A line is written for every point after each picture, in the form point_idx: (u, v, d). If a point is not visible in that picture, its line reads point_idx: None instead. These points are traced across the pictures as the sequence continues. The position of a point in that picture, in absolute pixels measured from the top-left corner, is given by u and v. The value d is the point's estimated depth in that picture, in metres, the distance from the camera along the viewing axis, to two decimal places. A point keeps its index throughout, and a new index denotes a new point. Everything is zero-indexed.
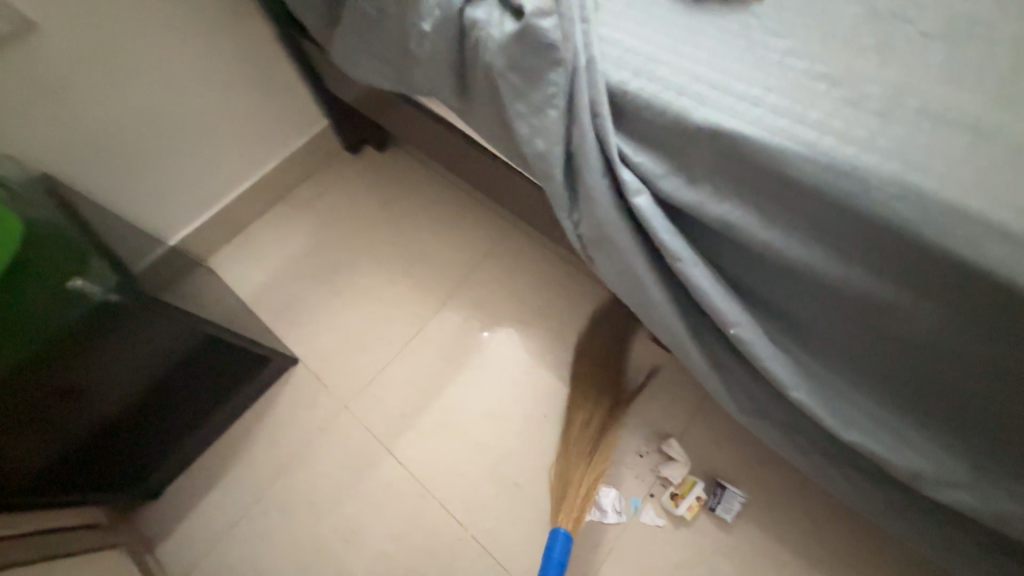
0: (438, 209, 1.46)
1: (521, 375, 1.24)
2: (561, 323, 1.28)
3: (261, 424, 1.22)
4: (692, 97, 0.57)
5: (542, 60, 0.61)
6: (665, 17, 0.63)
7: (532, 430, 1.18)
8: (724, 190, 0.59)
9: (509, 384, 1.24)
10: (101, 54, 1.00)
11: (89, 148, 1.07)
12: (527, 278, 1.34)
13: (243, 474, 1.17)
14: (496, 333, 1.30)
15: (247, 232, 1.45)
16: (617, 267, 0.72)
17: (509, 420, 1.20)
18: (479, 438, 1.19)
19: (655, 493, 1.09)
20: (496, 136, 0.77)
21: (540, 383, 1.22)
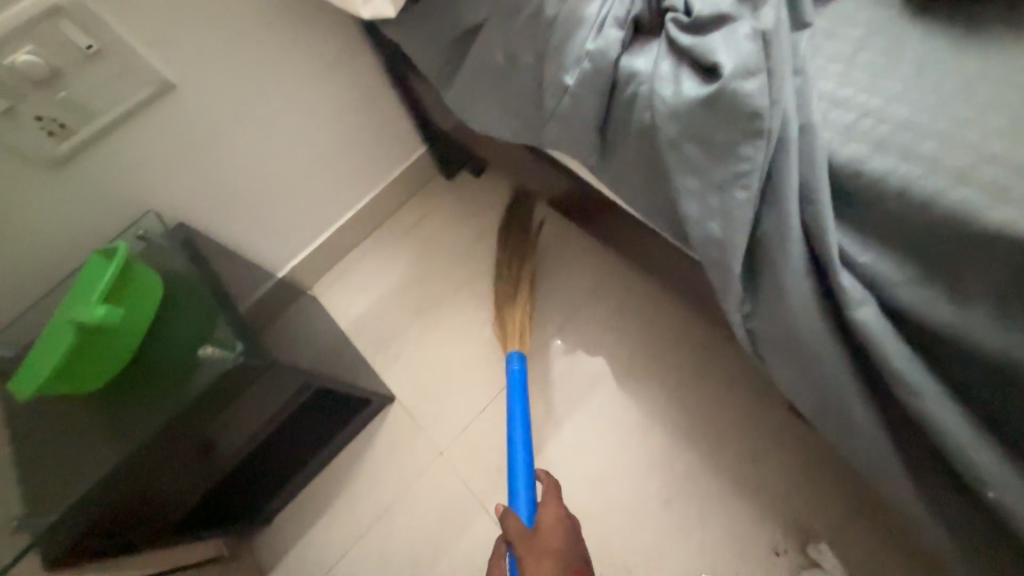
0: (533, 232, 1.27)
1: (628, 440, 1.01)
2: (683, 375, 1.03)
3: (359, 463, 1.20)
4: (985, 188, 0.39)
5: (736, 130, 0.47)
6: (924, 62, 0.44)
7: (643, 506, 0.96)
8: (1018, 319, 0.41)
9: (619, 442, 1.01)
10: (228, 105, 1.01)
11: (216, 194, 1.09)
12: (641, 320, 1.10)
13: (342, 515, 1.16)
14: (602, 387, 1.06)
15: (347, 260, 1.44)
16: (803, 376, 0.56)
17: (610, 499, 0.98)
18: (583, 504, 0.98)
19: None
20: (646, 203, 0.63)
21: (654, 448, 0.99)
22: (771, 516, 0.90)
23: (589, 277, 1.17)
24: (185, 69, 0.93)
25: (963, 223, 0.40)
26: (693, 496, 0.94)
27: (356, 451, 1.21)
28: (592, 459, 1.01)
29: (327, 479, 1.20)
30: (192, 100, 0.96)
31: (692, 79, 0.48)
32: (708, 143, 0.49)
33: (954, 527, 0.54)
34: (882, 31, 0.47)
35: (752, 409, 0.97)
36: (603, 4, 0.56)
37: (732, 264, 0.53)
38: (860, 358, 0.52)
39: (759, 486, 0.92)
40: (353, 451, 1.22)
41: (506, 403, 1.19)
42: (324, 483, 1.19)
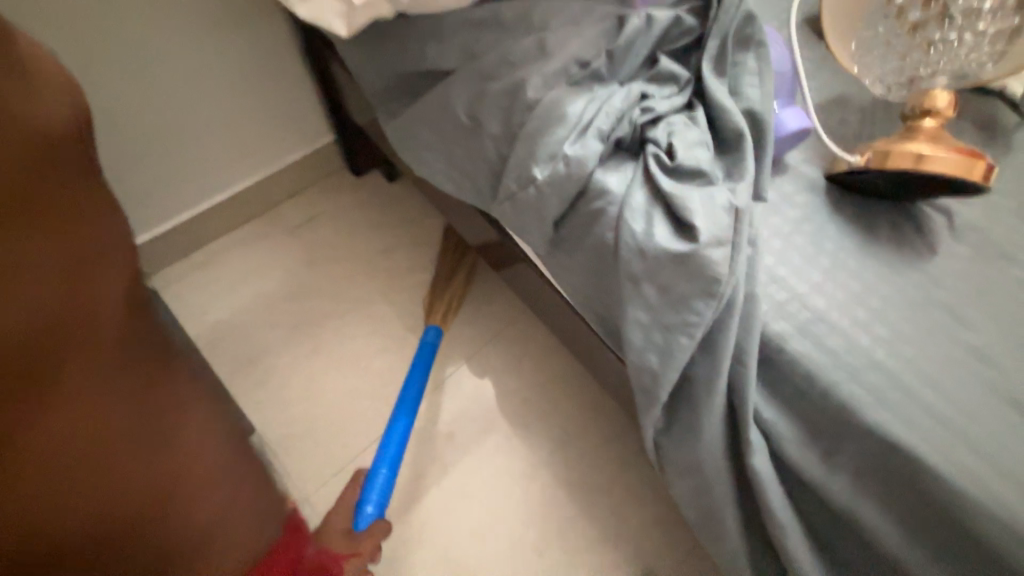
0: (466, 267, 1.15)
1: (513, 489, 0.96)
2: (579, 434, 1.01)
3: None
4: (867, 387, 0.47)
5: (693, 284, 0.48)
6: (837, 259, 0.52)
7: (517, 562, 0.91)
8: (867, 490, 0.50)
9: (503, 495, 0.96)
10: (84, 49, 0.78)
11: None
12: (542, 369, 1.07)
13: None
14: (500, 439, 1.01)
15: (209, 252, 1.12)
16: (695, 494, 0.61)
17: (488, 547, 0.92)
18: (463, 555, 0.91)
19: None
20: (586, 306, 0.62)
21: (537, 501, 0.95)
22: (626, 559, 0.91)
23: (498, 317, 1.12)
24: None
25: (846, 410, 0.48)
26: (566, 547, 0.92)
27: None
28: (477, 508, 0.95)
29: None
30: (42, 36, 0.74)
31: (666, 226, 0.49)
32: (667, 289, 0.50)
33: None
34: (810, 219, 0.54)
35: (631, 472, 0.98)
36: (587, 108, 0.54)
37: (660, 395, 0.55)
38: (741, 485, 0.59)
39: (625, 540, 0.93)
40: None
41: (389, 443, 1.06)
42: None
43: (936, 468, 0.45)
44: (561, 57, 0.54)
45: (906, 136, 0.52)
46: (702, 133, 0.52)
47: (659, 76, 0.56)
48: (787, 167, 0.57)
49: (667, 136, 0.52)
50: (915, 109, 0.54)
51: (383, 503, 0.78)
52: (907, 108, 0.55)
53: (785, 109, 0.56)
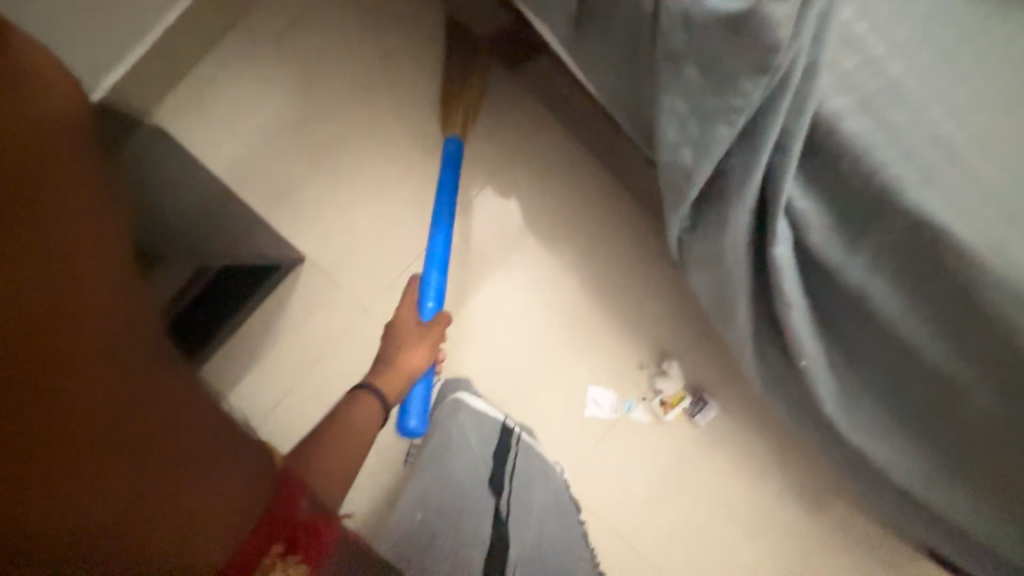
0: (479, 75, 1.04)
1: (544, 293, 1.07)
2: (602, 242, 1.07)
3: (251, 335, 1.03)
4: (918, 165, 0.44)
5: (744, 57, 0.42)
6: (930, 9, 0.42)
7: (548, 346, 1.08)
8: (884, 268, 0.52)
9: (534, 297, 1.08)
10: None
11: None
12: (566, 184, 1.06)
13: None
14: (529, 252, 1.07)
15: (201, 80, 1.02)
16: (712, 283, 0.66)
17: (525, 338, 1.08)
18: (503, 344, 1.08)
19: (647, 398, 1.07)
20: (616, 102, 0.56)
21: (565, 300, 1.08)
22: (642, 341, 1.08)
23: (518, 133, 1.06)
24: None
25: (888, 189, 0.45)
26: (591, 335, 1.08)
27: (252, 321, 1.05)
28: (513, 310, 1.08)
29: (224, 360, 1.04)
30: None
31: None
32: (712, 67, 0.44)
33: (781, 380, 0.75)
34: None
35: (649, 273, 1.07)
36: None
37: (689, 191, 0.53)
38: (760, 275, 0.63)
39: (642, 327, 1.08)
40: None
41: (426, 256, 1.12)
42: None
43: (965, 240, 0.45)
44: None
45: None
46: None
47: None
48: None
49: None
50: None
51: (440, 299, 0.87)
52: None
53: None
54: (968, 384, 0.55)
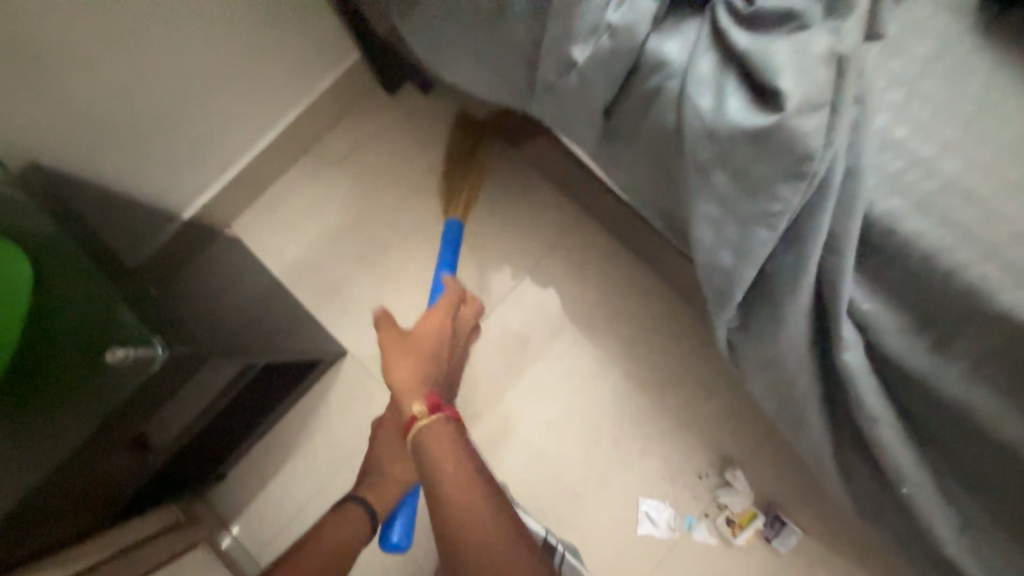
0: (514, 178, 1.11)
1: (585, 389, 1.02)
2: (645, 334, 1.03)
3: (303, 427, 1.07)
4: (1005, 267, 0.39)
5: (776, 167, 0.41)
6: (982, 106, 0.40)
7: (594, 449, 1.00)
8: (988, 380, 0.44)
9: (575, 395, 1.02)
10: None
11: (105, 117, 0.85)
12: (605, 274, 1.06)
13: (290, 478, 1.06)
14: (568, 345, 1.04)
15: (271, 194, 1.15)
16: (774, 388, 0.59)
17: (567, 439, 1.00)
18: (544, 447, 1.01)
19: (710, 513, 0.96)
20: (646, 204, 0.56)
21: (608, 397, 1.01)
22: (700, 444, 0.99)
23: (556, 227, 1.09)
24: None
25: (972, 294, 0.40)
26: (640, 435, 1.00)
27: (300, 414, 1.08)
28: (551, 406, 1.02)
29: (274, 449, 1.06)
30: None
31: (741, 96, 0.40)
32: (743, 175, 0.43)
33: (873, 501, 0.63)
34: (948, 55, 0.41)
35: (697, 365, 1.01)
36: None
37: (735, 294, 0.50)
38: (829, 380, 0.55)
39: (696, 427, 0.99)
40: (296, 414, 1.08)
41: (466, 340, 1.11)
42: (269, 448, 1.07)
43: None
44: None
45: None
46: None
47: None
48: None
49: None
50: None
51: None
52: None
53: None
54: None
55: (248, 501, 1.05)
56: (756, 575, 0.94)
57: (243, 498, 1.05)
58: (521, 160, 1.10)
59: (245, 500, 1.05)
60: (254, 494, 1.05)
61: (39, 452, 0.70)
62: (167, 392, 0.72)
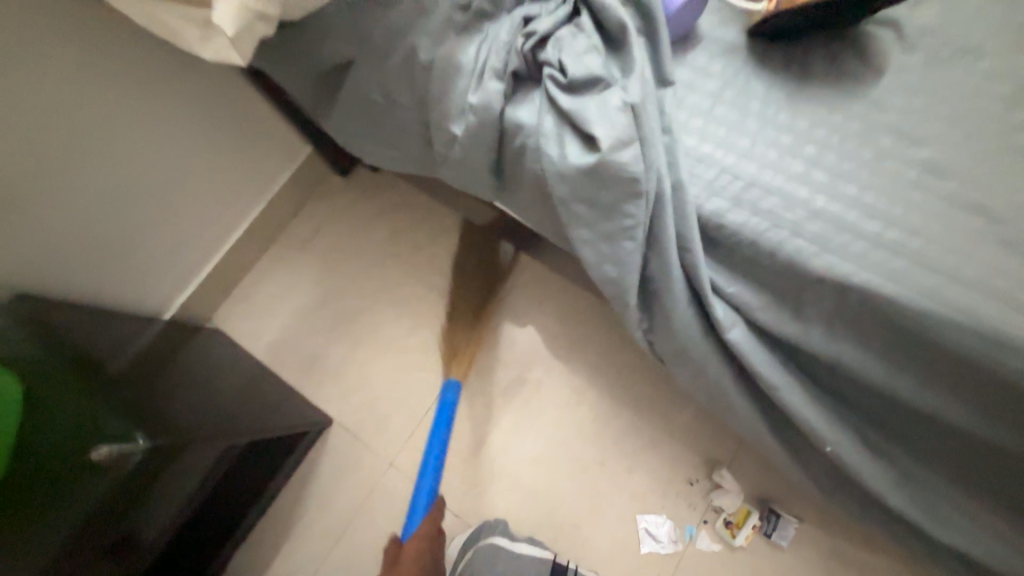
0: (464, 231, 1.23)
1: (562, 415, 1.07)
2: (608, 353, 1.09)
3: (300, 502, 1.09)
4: (812, 239, 0.48)
5: (618, 193, 0.50)
6: (765, 119, 0.51)
7: (582, 474, 1.03)
8: (843, 334, 0.51)
9: (553, 422, 1.07)
10: (76, 154, 0.84)
11: (82, 245, 0.92)
12: (564, 307, 1.14)
13: (293, 558, 1.06)
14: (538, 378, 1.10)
15: (246, 284, 1.25)
16: (697, 379, 0.65)
17: (553, 468, 1.04)
18: (533, 481, 1.04)
19: (709, 519, 0.98)
20: (550, 238, 0.65)
21: (584, 419, 1.06)
22: (681, 451, 1.02)
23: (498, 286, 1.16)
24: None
25: (799, 266, 0.48)
26: (623, 452, 1.04)
27: (297, 489, 1.10)
28: (534, 439, 1.06)
29: (274, 530, 1.08)
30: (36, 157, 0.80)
31: (576, 144, 0.50)
32: (596, 202, 0.52)
33: (821, 468, 0.68)
34: (731, 85, 0.52)
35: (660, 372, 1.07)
36: (478, 52, 0.54)
37: (629, 299, 0.58)
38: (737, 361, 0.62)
39: (673, 434, 1.03)
40: (291, 491, 1.10)
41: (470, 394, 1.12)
42: (269, 529, 1.08)
43: (892, 295, 0.46)
44: (442, 9, 0.54)
45: None
46: (590, 41, 0.51)
47: None
48: (701, 38, 0.54)
49: (557, 53, 0.51)
50: None
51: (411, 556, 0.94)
52: None
53: None
54: (992, 431, 0.51)
55: None
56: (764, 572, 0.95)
57: None
58: (470, 217, 1.21)
59: None
60: None
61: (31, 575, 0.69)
62: None
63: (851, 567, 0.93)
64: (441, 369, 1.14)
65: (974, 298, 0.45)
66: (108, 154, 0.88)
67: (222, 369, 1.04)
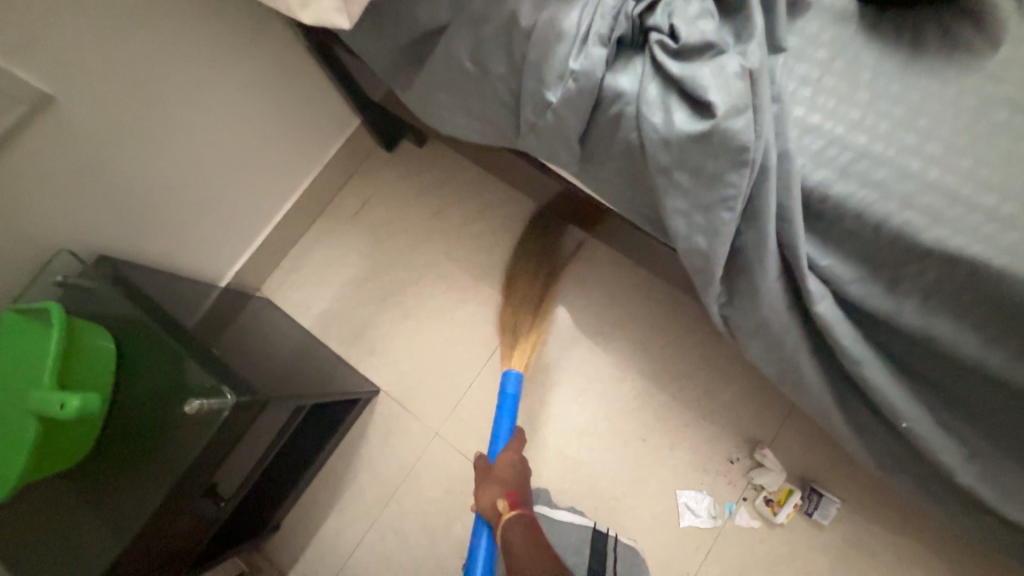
0: (510, 208, 1.23)
1: (608, 392, 1.09)
2: (653, 332, 1.10)
3: (349, 465, 1.14)
4: (922, 211, 0.48)
5: (723, 161, 0.50)
6: (875, 89, 0.50)
7: (625, 449, 1.05)
8: (941, 309, 0.52)
9: (597, 399, 1.09)
10: (151, 120, 0.86)
11: (155, 211, 0.95)
12: (609, 286, 1.14)
13: (342, 518, 1.11)
14: (583, 356, 1.11)
15: (294, 254, 1.28)
16: (770, 354, 0.66)
17: (597, 442, 1.07)
18: (577, 456, 1.06)
19: (748, 497, 1.00)
20: (629, 210, 0.65)
21: (629, 394, 1.08)
22: (725, 431, 1.04)
23: (585, 281, 1.15)
24: (71, 80, 0.74)
25: (904, 238, 0.48)
26: (666, 429, 1.05)
27: (345, 454, 1.15)
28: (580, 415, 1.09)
29: (325, 491, 1.13)
30: (120, 120, 0.82)
31: (683, 111, 0.51)
32: (698, 170, 0.52)
33: (885, 447, 0.68)
34: (840, 55, 0.52)
35: (708, 353, 1.07)
36: (581, 17, 0.54)
37: (715, 271, 0.58)
38: (815, 337, 0.62)
39: (718, 414, 1.04)
40: (340, 455, 1.15)
41: None
42: (319, 490, 1.13)
43: (1003, 269, 0.46)
44: None
45: None
46: (701, 6, 0.51)
47: None
48: (809, 6, 0.54)
49: (667, 18, 0.52)
50: None
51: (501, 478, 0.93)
52: None
53: None
54: None
55: (305, 544, 1.11)
56: (803, 550, 0.97)
57: (300, 542, 1.11)
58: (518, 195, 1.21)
59: (303, 544, 1.11)
60: (310, 537, 1.11)
61: (133, 515, 0.75)
62: (240, 430, 0.79)
63: (892, 550, 0.94)
64: (486, 341, 1.16)
65: None
66: (181, 121, 0.90)
67: (279, 335, 1.07)
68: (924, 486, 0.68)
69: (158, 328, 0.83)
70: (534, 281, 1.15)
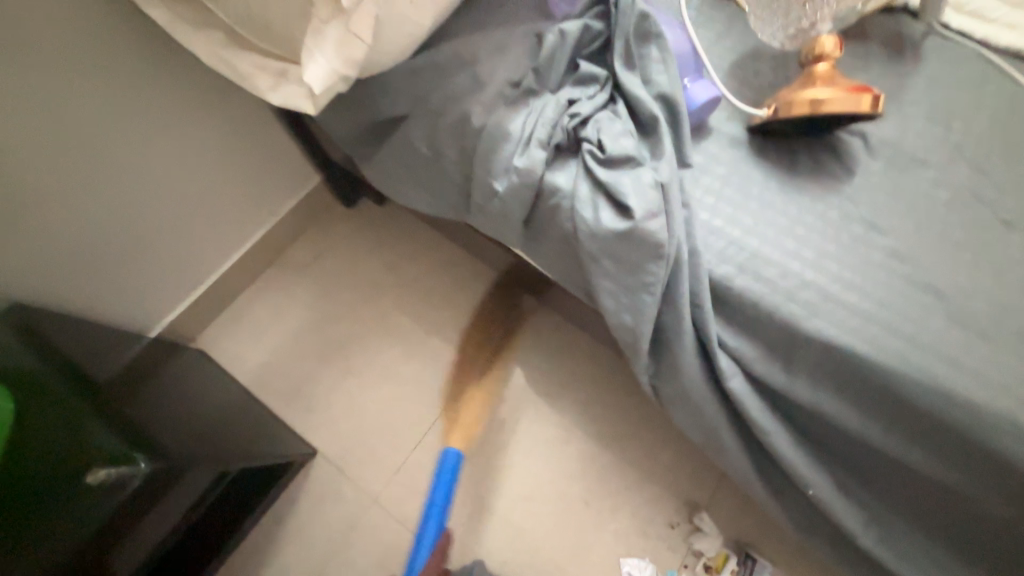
0: (464, 267, 1.27)
1: (552, 453, 1.10)
2: (595, 394, 1.14)
3: (276, 536, 1.05)
4: (804, 306, 0.57)
5: (643, 254, 0.58)
6: (765, 202, 0.61)
7: (568, 514, 1.05)
8: (828, 388, 0.59)
9: (541, 461, 1.09)
10: (94, 168, 0.84)
11: (85, 258, 0.90)
12: (553, 346, 1.19)
13: None
14: (476, 372, 1.17)
15: (237, 304, 1.23)
16: (695, 422, 0.71)
17: (542, 506, 1.06)
18: (521, 523, 1.05)
19: (689, 563, 1.01)
20: (569, 285, 0.72)
21: (573, 456, 1.09)
22: (664, 494, 1.06)
23: (532, 340, 1.19)
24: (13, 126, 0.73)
25: (792, 327, 0.57)
26: (608, 493, 1.07)
27: (272, 524, 1.06)
28: (524, 478, 1.08)
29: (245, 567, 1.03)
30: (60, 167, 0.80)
31: (609, 210, 0.58)
32: (623, 259, 0.59)
33: (798, 512, 0.74)
34: (736, 172, 0.62)
35: (648, 416, 1.12)
36: (525, 123, 0.62)
37: (642, 346, 0.64)
38: (732, 408, 0.69)
39: (657, 478, 1.07)
40: (266, 525, 1.06)
41: (461, 429, 1.12)
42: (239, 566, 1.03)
43: (869, 357, 0.55)
44: (495, 84, 0.63)
45: (804, 84, 0.61)
46: (625, 125, 0.61)
47: (581, 80, 0.64)
48: (711, 130, 0.65)
49: (596, 133, 0.61)
50: (809, 55, 0.62)
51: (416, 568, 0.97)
52: (802, 57, 0.63)
53: (693, 84, 0.63)
54: (953, 482, 0.59)
55: None
56: None
57: None
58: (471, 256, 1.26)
59: None
60: None
61: None
62: (149, 501, 0.75)
63: None
64: (432, 403, 1.15)
65: (933, 364, 0.54)
66: (128, 171, 0.89)
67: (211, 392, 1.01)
68: (835, 550, 0.74)
69: (71, 388, 0.78)
70: (484, 338, 1.19)
